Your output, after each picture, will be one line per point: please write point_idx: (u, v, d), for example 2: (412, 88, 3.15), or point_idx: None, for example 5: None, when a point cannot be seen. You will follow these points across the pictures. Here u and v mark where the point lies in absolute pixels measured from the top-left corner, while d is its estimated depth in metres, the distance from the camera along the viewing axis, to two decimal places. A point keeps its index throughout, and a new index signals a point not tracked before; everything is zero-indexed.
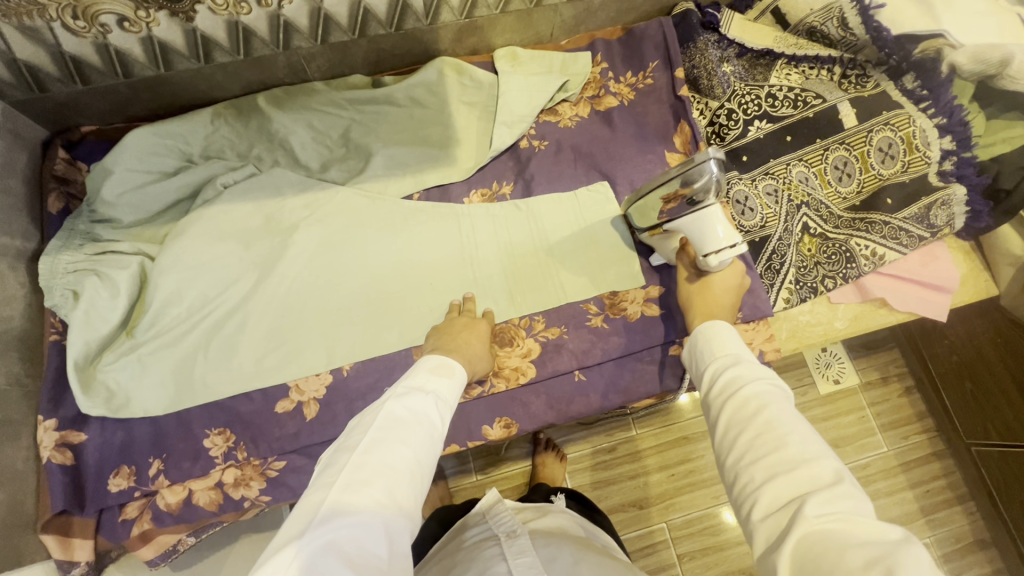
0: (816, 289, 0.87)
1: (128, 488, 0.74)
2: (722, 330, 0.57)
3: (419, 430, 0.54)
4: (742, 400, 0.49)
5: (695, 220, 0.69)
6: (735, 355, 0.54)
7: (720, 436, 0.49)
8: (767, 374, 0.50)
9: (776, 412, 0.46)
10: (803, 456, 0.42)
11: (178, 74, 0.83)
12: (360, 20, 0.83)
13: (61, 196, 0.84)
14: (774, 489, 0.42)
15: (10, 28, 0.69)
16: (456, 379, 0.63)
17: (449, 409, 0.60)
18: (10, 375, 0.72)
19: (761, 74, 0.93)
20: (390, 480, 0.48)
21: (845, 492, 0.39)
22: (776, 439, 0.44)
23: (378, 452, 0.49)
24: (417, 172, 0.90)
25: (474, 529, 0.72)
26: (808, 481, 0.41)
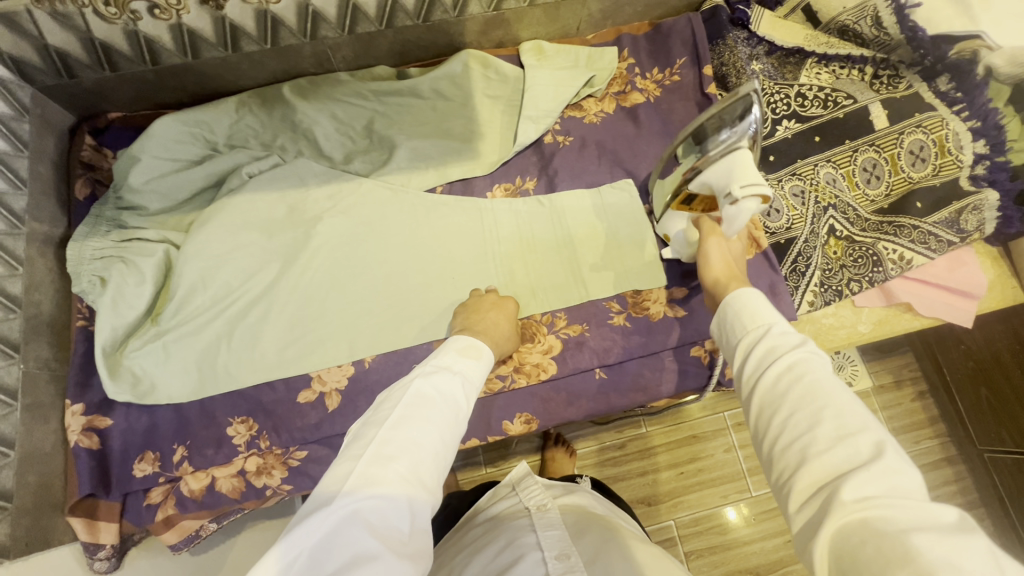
0: (841, 292, 0.86)
1: (153, 474, 0.75)
2: (752, 300, 0.55)
3: (446, 410, 0.54)
4: (774, 380, 0.47)
5: (723, 161, 0.63)
6: (767, 322, 0.52)
7: (754, 417, 0.48)
8: (798, 341, 0.49)
9: (811, 384, 0.45)
10: (840, 434, 0.41)
11: (205, 62, 0.83)
12: (388, 11, 0.83)
13: (87, 181, 0.84)
14: (813, 473, 0.41)
15: (42, 13, 0.69)
16: (482, 362, 0.63)
17: (476, 388, 0.60)
18: (39, 359, 0.72)
19: (791, 73, 0.92)
20: (415, 455, 0.48)
21: (887, 470, 0.38)
22: (810, 419, 0.43)
23: (405, 427, 0.49)
24: (441, 165, 0.90)
25: (504, 499, 0.74)
26: (844, 463, 0.40)
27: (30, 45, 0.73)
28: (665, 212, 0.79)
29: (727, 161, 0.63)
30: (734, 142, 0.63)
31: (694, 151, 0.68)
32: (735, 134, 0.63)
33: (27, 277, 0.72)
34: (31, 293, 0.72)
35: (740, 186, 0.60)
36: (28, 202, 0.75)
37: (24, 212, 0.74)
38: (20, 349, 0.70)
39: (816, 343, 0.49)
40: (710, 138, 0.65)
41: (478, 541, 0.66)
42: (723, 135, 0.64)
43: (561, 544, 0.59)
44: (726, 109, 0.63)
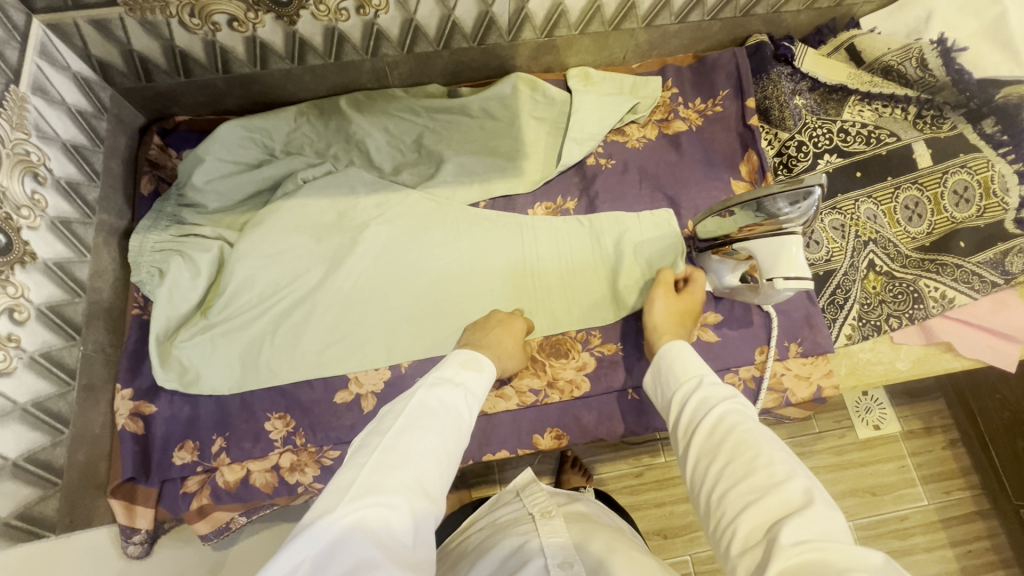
0: (880, 327, 0.85)
1: (191, 462, 0.76)
2: (685, 353, 0.65)
3: (448, 420, 0.55)
4: (712, 431, 0.54)
5: (772, 240, 0.69)
6: (699, 377, 0.61)
7: (694, 466, 0.53)
8: (729, 395, 0.57)
9: (743, 433, 0.51)
10: (770, 480, 0.46)
11: (272, 73, 0.88)
12: (447, 33, 0.87)
13: (152, 179, 0.88)
14: (751, 519, 0.45)
15: (132, 22, 0.74)
16: (485, 375, 0.63)
17: (479, 398, 0.60)
18: (97, 343, 0.75)
19: (834, 109, 0.94)
20: (418, 463, 0.49)
21: (817, 513, 0.42)
22: (746, 465, 0.48)
23: (409, 436, 0.51)
24: (485, 181, 0.93)
25: (508, 505, 0.74)
26: (778, 508, 0.44)
27: (117, 49, 0.78)
28: (706, 254, 0.83)
29: (775, 242, 0.69)
30: (798, 217, 0.66)
31: (753, 213, 0.69)
32: (798, 210, 0.66)
33: (92, 264, 0.76)
34: (95, 280, 0.76)
35: (783, 277, 0.69)
36: (99, 194, 0.79)
37: (96, 203, 0.78)
38: (81, 332, 0.72)
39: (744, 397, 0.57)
40: (773, 208, 0.66)
41: (481, 547, 0.66)
42: (783, 208, 0.66)
43: (564, 552, 0.58)
44: (787, 194, 0.64)
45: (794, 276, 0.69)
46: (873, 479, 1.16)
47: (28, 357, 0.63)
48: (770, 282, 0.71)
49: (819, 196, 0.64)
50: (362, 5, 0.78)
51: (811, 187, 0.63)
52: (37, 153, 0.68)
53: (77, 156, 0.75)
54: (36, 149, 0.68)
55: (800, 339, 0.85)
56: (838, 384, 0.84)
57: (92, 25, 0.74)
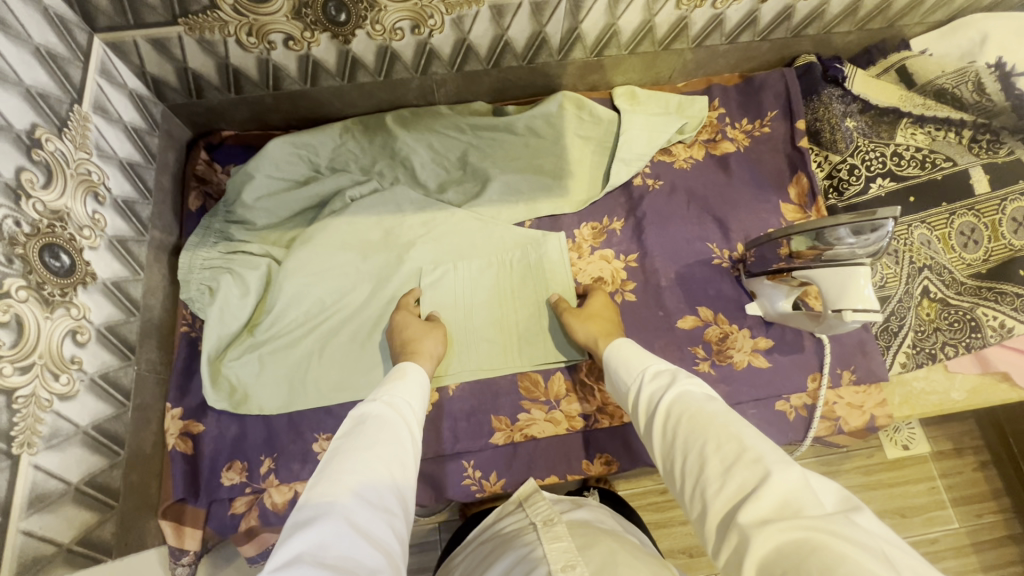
0: (935, 356, 0.84)
1: (240, 483, 0.75)
2: (633, 352, 0.65)
3: (389, 432, 0.53)
4: (668, 411, 0.52)
5: (836, 270, 0.68)
6: (648, 371, 0.60)
7: (660, 447, 0.51)
8: (675, 377, 0.56)
9: (695, 408, 0.50)
10: (725, 453, 0.44)
11: (321, 90, 0.87)
12: (498, 52, 0.86)
13: (199, 195, 0.88)
14: (720, 504, 0.42)
15: (190, 40, 0.74)
16: (415, 385, 0.63)
17: (411, 401, 0.59)
18: (149, 362, 0.75)
19: (886, 133, 0.92)
20: (353, 482, 0.47)
21: (776, 483, 0.40)
22: (701, 441, 0.46)
23: (348, 456, 0.49)
24: (530, 200, 0.92)
25: (511, 516, 0.71)
26: (741, 490, 0.41)
27: (172, 67, 0.78)
28: (757, 277, 0.82)
29: (843, 272, 0.67)
30: (860, 247, 0.66)
31: (812, 240, 0.69)
32: (863, 241, 0.65)
33: (145, 282, 0.75)
34: (147, 298, 0.75)
35: (850, 308, 0.67)
36: (151, 211, 0.79)
37: (148, 220, 0.77)
38: (135, 351, 0.72)
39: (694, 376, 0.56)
40: (832, 236, 0.66)
41: (484, 562, 0.63)
42: (845, 237, 0.66)
43: (567, 555, 0.55)
44: (851, 225, 0.64)
45: (862, 308, 0.67)
46: (903, 501, 1.14)
47: (89, 378, 0.63)
48: (836, 313, 0.69)
49: (886, 230, 0.63)
50: (417, 24, 0.78)
51: (880, 221, 0.62)
52: (97, 172, 0.68)
53: (132, 174, 0.75)
54: (97, 168, 0.68)
55: (853, 366, 0.83)
56: (891, 413, 0.82)
57: (151, 44, 0.74)
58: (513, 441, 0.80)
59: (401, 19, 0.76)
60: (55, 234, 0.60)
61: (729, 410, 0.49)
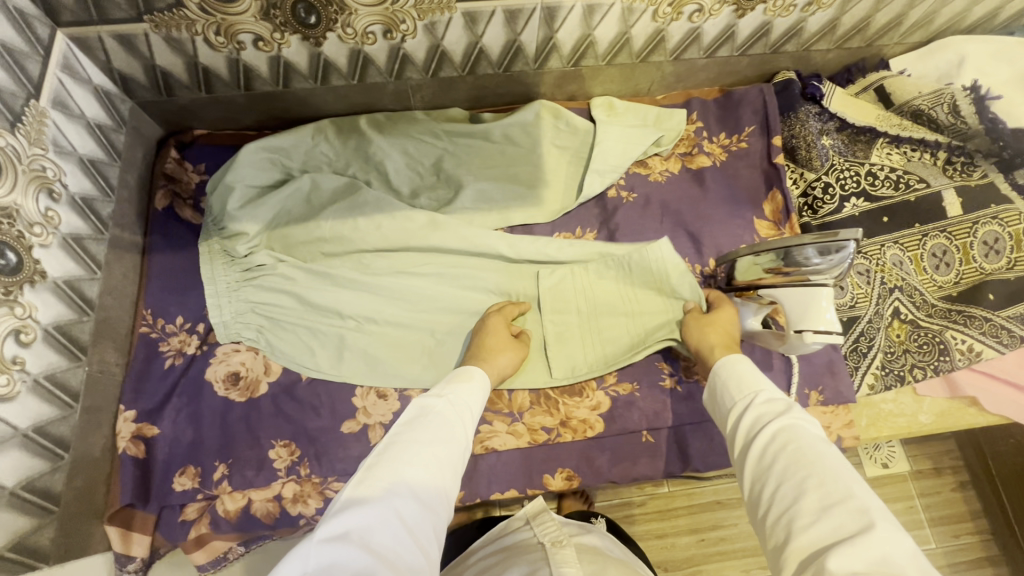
0: (903, 377, 0.83)
1: (192, 490, 0.74)
2: (750, 370, 0.63)
3: (444, 430, 0.56)
4: (769, 440, 0.53)
5: (801, 290, 0.67)
6: (754, 390, 0.60)
7: (752, 473, 0.52)
8: (786, 408, 0.55)
9: (803, 448, 0.50)
10: (827, 501, 0.45)
11: (294, 91, 0.87)
12: (473, 60, 0.85)
13: (168, 194, 0.86)
14: (806, 545, 0.43)
15: (157, 38, 0.73)
16: (478, 388, 0.65)
17: (470, 403, 0.61)
18: (104, 364, 0.73)
19: (862, 151, 0.92)
20: (407, 475, 0.50)
21: (879, 539, 0.40)
22: (801, 484, 0.47)
23: (406, 449, 0.52)
24: (503, 209, 0.91)
25: (518, 532, 0.73)
26: (837, 535, 0.42)
27: (140, 64, 0.77)
28: (726, 295, 0.82)
29: (805, 293, 0.67)
30: (825, 268, 0.65)
31: (779, 259, 0.68)
32: (828, 262, 0.64)
33: (103, 281, 0.74)
34: (104, 297, 0.74)
35: (811, 330, 0.67)
36: (113, 209, 0.78)
37: (109, 218, 0.76)
38: (87, 351, 0.70)
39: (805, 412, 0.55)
40: (800, 256, 0.65)
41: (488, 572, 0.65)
42: (812, 257, 0.65)
43: None
44: (817, 245, 0.63)
45: (823, 330, 0.66)
46: None
47: (32, 380, 0.61)
48: (797, 334, 0.68)
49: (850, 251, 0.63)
50: (389, 29, 0.77)
51: (844, 242, 0.62)
52: (53, 169, 0.66)
53: (94, 171, 0.74)
54: (52, 164, 0.67)
55: (820, 387, 0.82)
56: (858, 435, 0.82)
57: (117, 41, 0.73)
58: (474, 453, 0.79)
59: (372, 23, 0.76)
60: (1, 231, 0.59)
61: (837, 456, 0.49)
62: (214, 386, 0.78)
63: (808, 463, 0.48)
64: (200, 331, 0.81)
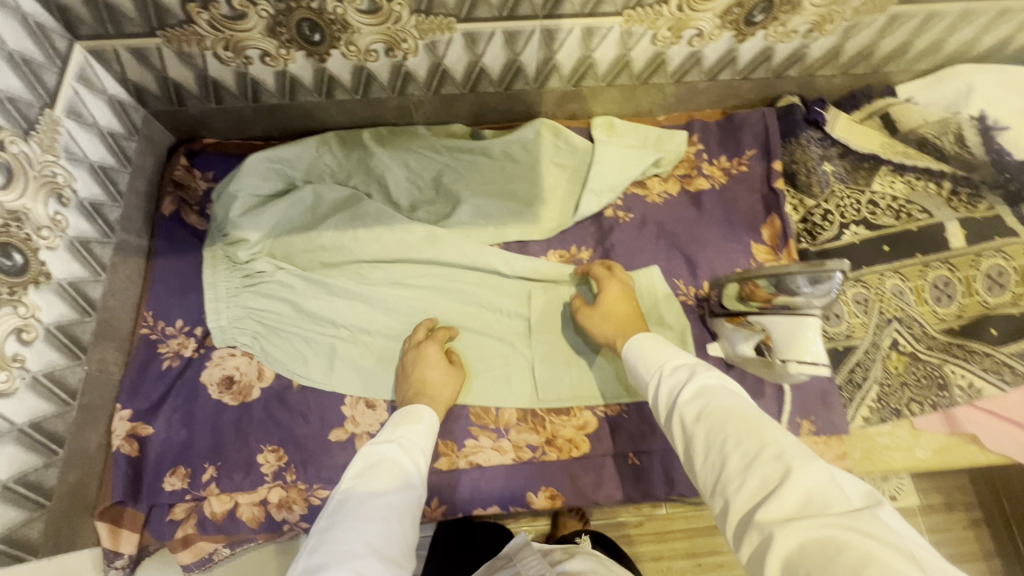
0: (899, 412, 0.82)
1: (181, 490, 0.76)
2: (655, 344, 0.67)
3: (394, 480, 0.57)
4: (685, 407, 0.55)
5: (788, 319, 0.66)
6: (666, 363, 0.63)
7: (681, 441, 0.54)
8: (695, 371, 0.59)
9: (717, 403, 0.52)
10: (748, 453, 0.47)
11: (300, 104, 0.89)
12: (474, 78, 0.87)
13: (174, 200, 0.89)
14: (742, 501, 0.44)
15: (168, 51, 0.76)
16: (426, 426, 0.67)
17: (420, 446, 0.63)
18: (105, 364, 0.76)
19: (863, 179, 0.90)
20: (362, 534, 0.50)
21: (799, 480, 0.43)
22: (724, 441, 0.49)
23: (358, 508, 0.53)
24: (500, 225, 0.92)
25: (500, 574, 0.69)
26: (766, 488, 0.44)
27: (153, 75, 0.80)
28: (717, 320, 0.81)
29: (792, 322, 0.66)
30: (815, 297, 0.64)
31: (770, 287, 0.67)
32: (819, 291, 0.63)
33: (107, 282, 0.77)
34: (107, 299, 0.76)
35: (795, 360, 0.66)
36: (121, 214, 0.81)
37: (116, 222, 0.79)
38: (87, 351, 0.73)
39: (711, 369, 0.59)
40: (790, 284, 0.65)
41: None
42: (802, 286, 0.64)
43: None
44: (807, 274, 0.63)
45: (808, 361, 0.65)
46: None
47: (31, 377, 0.64)
48: (782, 363, 0.67)
49: (841, 281, 0.62)
50: (391, 47, 0.79)
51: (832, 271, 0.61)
52: (63, 175, 0.69)
53: (103, 177, 0.77)
54: (63, 170, 0.69)
55: (813, 416, 0.81)
56: (851, 468, 0.80)
57: (131, 54, 0.76)
58: (458, 467, 0.79)
59: (374, 41, 0.78)
60: (10, 234, 0.61)
61: (750, 407, 0.52)
62: (209, 389, 0.80)
63: (722, 415, 0.51)
64: (198, 334, 0.83)
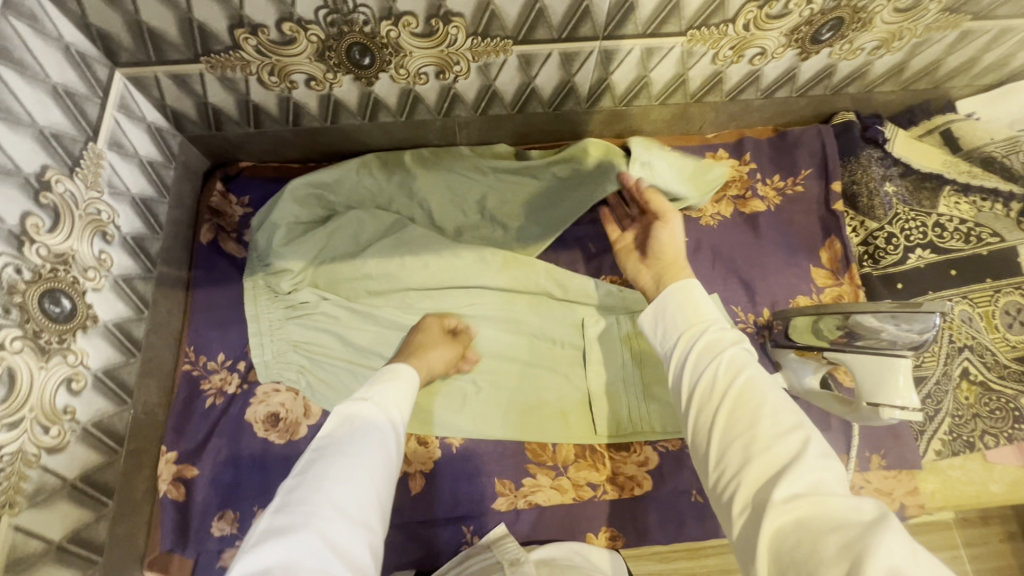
0: (973, 445, 0.78)
1: (231, 535, 0.72)
2: (695, 294, 0.57)
3: (371, 442, 0.52)
4: (712, 373, 0.49)
5: (875, 361, 0.63)
6: (706, 321, 0.54)
7: (694, 412, 0.49)
8: (736, 338, 0.51)
9: (752, 377, 0.47)
10: (778, 429, 0.42)
11: (341, 127, 0.85)
12: (524, 99, 0.83)
13: (212, 228, 0.86)
14: (750, 483, 0.41)
15: (211, 77, 0.72)
16: (404, 386, 0.62)
17: (394, 408, 0.58)
18: (149, 405, 0.73)
19: (928, 200, 0.87)
20: (330, 495, 0.46)
21: (813, 466, 0.39)
22: (752, 416, 0.44)
23: (330, 475, 0.48)
24: (549, 251, 0.88)
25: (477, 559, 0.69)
26: (773, 463, 0.41)
27: (192, 101, 0.76)
28: (785, 353, 0.77)
29: (881, 364, 0.62)
30: (903, 338, 0.60)
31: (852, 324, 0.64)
32: (908, 332, 0.60)
33: (150, 320, 0.74)
34: (150, 337, 0.73)
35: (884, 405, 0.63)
36: (161, 246, 0.77)
37: (156, 255, 0.76)
38: (133, 394, 0.70)
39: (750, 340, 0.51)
40: (875, 323, 0.61)
41: None
42: (889, 326, 0.61)
43: None
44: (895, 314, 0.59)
45: (900, 407, 0.62)
46: None
47: (81, 428, 0.61)
48: (871, 407, 0.64)
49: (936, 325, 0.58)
50: (442, 70, 0.76)
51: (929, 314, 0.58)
52: (107, 212, 0.66)
53: (144, 209, 0.73)
54: (107, 207, 0.66)
55: (882, 451, 0.78)
56: (923, 503, 0.77)
57: (172, 80, 0.72)
58: (517, 507, 0.76)
59: (426, 64, 0.74)
60: (58, 279, 0.58)
61: (778, 385, 0.47)
62: (255, 426, 0.77)
63: (754, 390, 0.46)
64: (241, 369, 0.80)
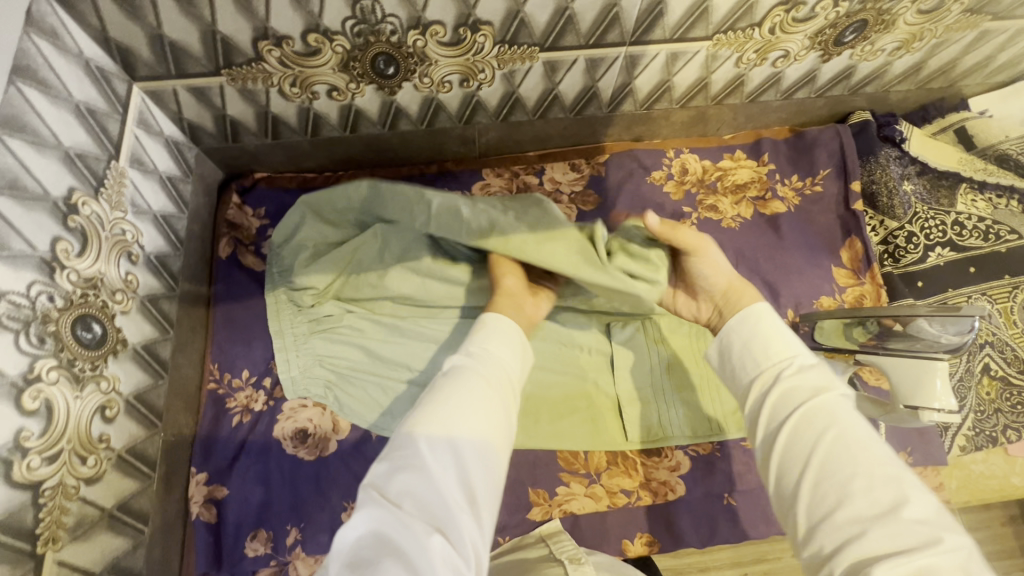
0: (995, 439, 0.80)
1: (265, 555, 0.71)
2: (779, 329, 0.54)
3: (470, 387, 0.52)
4: (801, 424, 0.47)
5: (912, 363, 0.63)
6: (788, 360, 0.52)
7: (781, 464, 0.47)
8: (826, 385, 0.49)
9: (845, 435, 0.45)
10: (878, 503, 0.41)
11: (360, 136, 0.84)
12: (546, 104, 0.82)
13: (230, 241, 0.83)
14: (850, 555, 0.39)
15: (231, 89, 0.71)
16: (503, 330, 0.60)
17: (497, 352, 0.57)
18: (177, 426, 0.72)
19: (946, 198, 0.89)
20: (433, 436, 0.49)
21: (927, 551, 0.37)
22: (848, 482, 0.42)
23: (435, 427, 0.49)
24: None
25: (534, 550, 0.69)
26: (879, 545, 0.39)
27: (210, 114, 0.74)
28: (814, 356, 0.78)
29: (918, 366, 0.62)
30: (940, 341, 0.62)
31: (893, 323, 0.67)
32: (949, 334, 0.62)
33: (175, 339, 0.73)
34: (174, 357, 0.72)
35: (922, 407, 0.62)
36: (181, 264, 0.76)
37: (178, 272, 0.75)
38: (162, 417, 0.70)
39: (841, 390, 0.50)
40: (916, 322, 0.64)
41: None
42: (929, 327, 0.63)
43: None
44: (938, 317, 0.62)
45: (940, 409, 0.62)
46: None
47: (116, 456, 0.62)
48: (909, 410, 0.64)
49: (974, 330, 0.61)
50: (467, 78, 0.75)
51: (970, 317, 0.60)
52: (132, 232, 0.65)
53: (165, 227, 0.72)
54: (132, 227, 0.65)
55: (909, 450, 0.79)
56: (949, 498, 0.79)
57: (190, 93, 0.70)
58: (552, 517, 0.76)
59: (450, 73, 0.73)
60: (89, 304, 0.58)
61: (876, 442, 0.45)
62: (283, 444, 0.75)
63: (849, 451, 0.44)
64: (266, 385, 0.78)
